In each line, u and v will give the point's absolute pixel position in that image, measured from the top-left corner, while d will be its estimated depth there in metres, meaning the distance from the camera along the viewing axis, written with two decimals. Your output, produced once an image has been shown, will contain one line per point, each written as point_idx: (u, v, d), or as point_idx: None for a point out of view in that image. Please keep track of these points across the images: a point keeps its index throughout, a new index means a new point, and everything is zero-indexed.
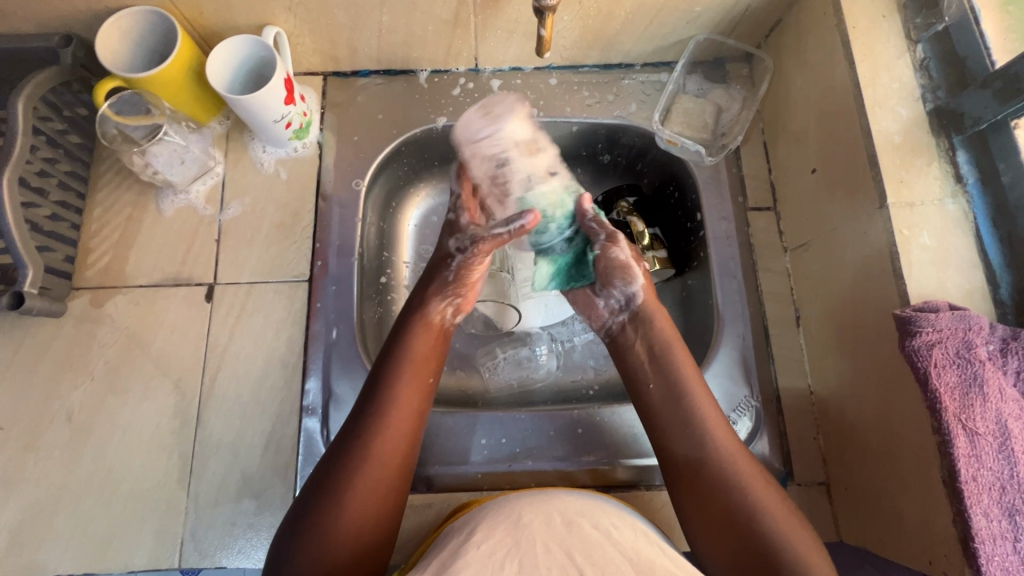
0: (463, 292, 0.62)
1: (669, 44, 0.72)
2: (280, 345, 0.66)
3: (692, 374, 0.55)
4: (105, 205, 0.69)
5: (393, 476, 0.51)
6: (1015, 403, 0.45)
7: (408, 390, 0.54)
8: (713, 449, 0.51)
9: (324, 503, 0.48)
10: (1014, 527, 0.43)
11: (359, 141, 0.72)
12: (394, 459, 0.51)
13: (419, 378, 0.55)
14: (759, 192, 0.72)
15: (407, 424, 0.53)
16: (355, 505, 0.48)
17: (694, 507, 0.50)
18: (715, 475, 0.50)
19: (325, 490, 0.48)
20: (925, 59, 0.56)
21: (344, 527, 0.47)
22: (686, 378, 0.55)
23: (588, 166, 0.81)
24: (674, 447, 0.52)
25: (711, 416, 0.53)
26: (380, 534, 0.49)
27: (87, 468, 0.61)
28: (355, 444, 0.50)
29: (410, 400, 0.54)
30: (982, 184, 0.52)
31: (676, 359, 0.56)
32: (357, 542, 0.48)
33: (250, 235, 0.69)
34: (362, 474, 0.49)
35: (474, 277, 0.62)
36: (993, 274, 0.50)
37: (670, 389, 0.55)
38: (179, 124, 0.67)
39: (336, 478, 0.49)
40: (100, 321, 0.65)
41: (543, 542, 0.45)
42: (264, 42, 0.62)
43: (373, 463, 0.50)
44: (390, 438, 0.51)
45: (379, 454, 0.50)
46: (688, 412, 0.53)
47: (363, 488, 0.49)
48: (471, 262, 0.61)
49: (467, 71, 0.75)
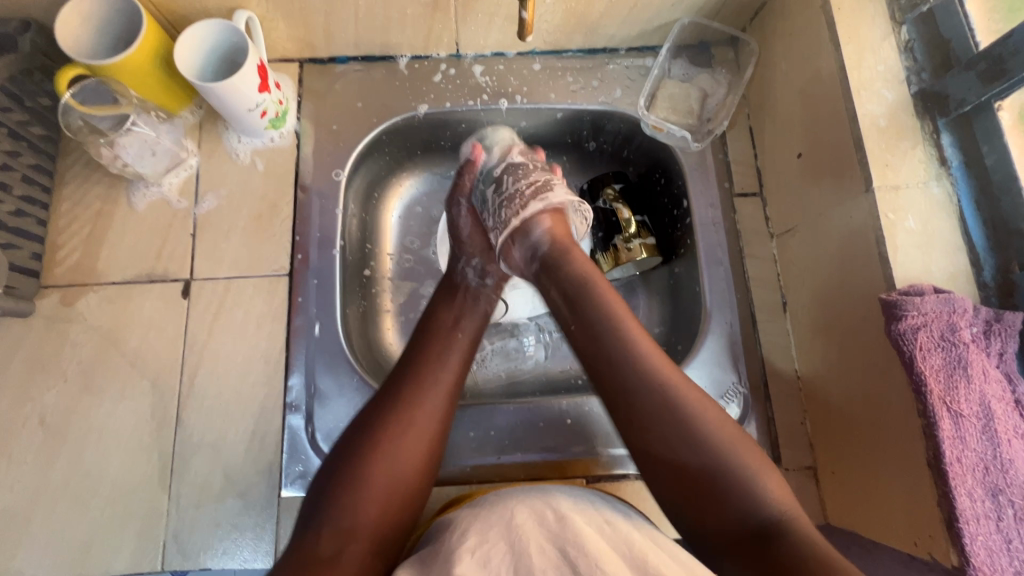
0: (470, 247, 0.66)
1: (653, 27, 0.71)
2: (261, 341, 0.64)
3: (658, 355, 0.52)
4: (73, 200, 0.66)
5: (428, 425, 0.51)
6: (997, 384, 0.45)
7: (442, 346, 0.56)
8: (695, 433, 0.48)
9: (361, 448, 0.49)
10: (996, 506, 0.43)
11: (338, 129, 0.70)
12: (431, 407, 0.52)
13: (451, 332, 0.58)
14: (746, 177, 0.72)
15: (445, 376, 0.54)
16: (395, 447, 0.49)
17: (665, 482, 0.48)
18: (705, 460, 0.47)
19: (363, 435, 0.49)
20: (910, 40, 0.56)
21: (378, 475, 0.48)
22: (650, 358, 0.51)
23: (574, 154, 0.80)
24: (658, 440, 0.49)
25: (685, 390, 0.50)
26: (417, 483, 0.50)
27: (62, 471, 0.59)
28: (392, 390, 0.52)
29: (445, 351, 0.56)
30: (966, 166, 0.52)
31: (636, 344, 0.52)
32: (389, 486, 0.48)
33: (228, 229, 0.67)
34: (402, 418, 0.50)
35: (463, 229, 0.67)
36: (977, 257, 0.50)
37: (634, 375, 0.50)
38: (148, 113, 0.63)
39: (372, 425, 0.50)
40: (72, 321, 0.63)
41: (535, 540, 0.45)
42: (235, 27, 0.59)
43: (409, 408, 0.51)
44: (429, 386, 0.53)
45: (416, 403, 0.52)
46: (662, 394, 0.49)
47: (398, 436, 0.50)
48: (456, 219, 0.68)
49: (449, 56, 0.73)
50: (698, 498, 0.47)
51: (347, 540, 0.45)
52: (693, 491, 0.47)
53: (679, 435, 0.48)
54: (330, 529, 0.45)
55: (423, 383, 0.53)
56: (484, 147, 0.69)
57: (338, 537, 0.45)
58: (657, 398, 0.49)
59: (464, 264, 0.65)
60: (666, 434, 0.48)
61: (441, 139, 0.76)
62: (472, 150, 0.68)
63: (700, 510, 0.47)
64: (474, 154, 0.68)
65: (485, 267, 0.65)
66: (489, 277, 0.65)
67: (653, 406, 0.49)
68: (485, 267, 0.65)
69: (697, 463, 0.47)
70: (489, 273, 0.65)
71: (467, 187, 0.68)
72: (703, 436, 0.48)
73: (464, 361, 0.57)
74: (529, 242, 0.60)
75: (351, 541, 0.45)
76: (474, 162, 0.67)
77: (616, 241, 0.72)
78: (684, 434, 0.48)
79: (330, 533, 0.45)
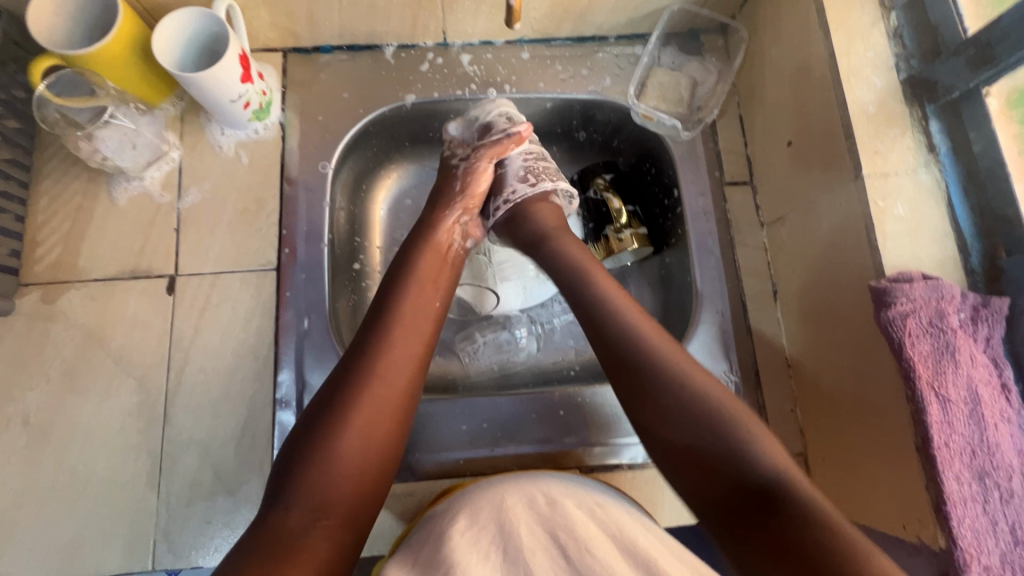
0: (470, 204, 0.65)
1: (642, 14, 0.70)
2: (249, 337, 0.63)
3: (656, 330, 0.54)
4: (52, 195, 0.64)
5: (399, 398, 0.50)
6: (985, 369, 0.46)
7: (411, 315, 0.54)
8: (697, 406, 0.49)
9: (327, 424, 0.47)
10: (983, 489, 0.44)
11: (324, 120, 0.69)
12: (398, 381, 0.51)
13: (425, 301, 0.56)
14: (736, 166, 0.71)
15: (416, 346, 0.53)
16: (363, 421, 0.48)
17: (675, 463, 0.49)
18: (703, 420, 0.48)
19: (328, 412, 0.48)
20: (899, 27, 0.55)
21: (349, 449, 0.47)
22: (649, 333, 0.53)
23: (564, 144, 0.79)
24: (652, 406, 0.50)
25: (684, 364, 0.51)
26: (386, 456, 0.49)
27: (48, 472, 0.58)
28: (358, 363, 0.50)
29: (417, 321, 0.54)
30: (954, 152, 0.52)
31: (633, 319, 0.54)
32: (357, 461, 0.47)
33: (212, 223, 0.65)
34: (368, 393, 0.49)
35: (480, 186, 0.66)
36: (965, 243, 0.50)
37: (634, 344, 0.53)
38: (127, 105, 0.62)
39: (341, 400, 0.48)
40: (54, 319, 0.61)
41: (527, 523, 0.45)
42: (215, 16, 0.58)
43: (374, 383, 0.49)
44: (399, 358, 0.52)
45: (383, 377, 0.50)
46: (647, 356, 0.52)
47: (367, 411, 0.48)
48: (473, 172, 0.65)
49: (436, 45, 0.71)
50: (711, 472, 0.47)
51: (315, 517, 0.45)
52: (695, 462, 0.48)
53: (675, 403, 0.49)
54: (298, 506, 0.44)
55: (393, 356, 0.51)
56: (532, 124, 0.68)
57: (308, 513, 0.44)
58: (650, 356, 0.52)
59: (456, 215, 0.63)
60: (670, 409, 0.49)
61: (430, 129, 0.75)
62: (516, 121, 0.66)
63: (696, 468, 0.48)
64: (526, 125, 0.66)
65: (470, 228, 0.65)
66: (470, 238, 0.65)
67: (653, 381, 0.51)
68: (469, 228, 0.65)
69: (687, 438, 0.48)
70: (470, 234, 0.65)
71: (505, 152, 0.66)
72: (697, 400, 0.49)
73: (434, 332, 0.55)
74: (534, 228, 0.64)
75: (323, 518, 0.45)
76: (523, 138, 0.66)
77: (608, 231, 0.71)
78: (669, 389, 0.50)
79: (299, 510, 0.44)
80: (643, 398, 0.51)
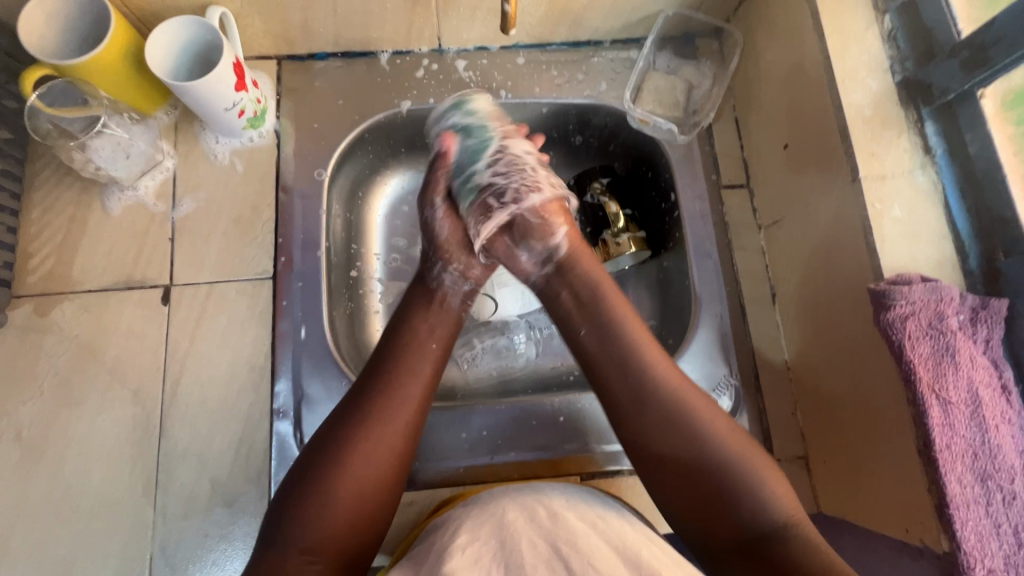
0: (447, 251, 0.59)
1: (638, 18, 0.70)
2: (245, 348, 0.62)
3: (652, 346, 0.52)
4: (44, 206, 0.64)
5: (399, 441, 0.49)
6: (985, 370, 0.46)
7: (416, 351, 0.53)
8: (702, 440, 0.48)
9: (326, 465, 0.47)
10: (985, 491, 0.44)
11: (319, 128, 0.69)
12: (401, 424, 0.50)
13: (428, 340, 0.55)
14: (732, 169, 0.72)
15: (418, 390, 0.52)
16: (363, 464, 0.47)
17: (662, 486, 0.49)
18: (705, 459, 0.47)
19: (328, 452, 0.47)
20: (893, 29, 0.56)
21: (345, 495, 0.46)
22: (654, 361, 0.51)
23: (559, 148, 0.79)
24: (659, 443, 0.49)
25: (690, 399, 0.49)
26: (385, 496, 0.49)
27: (42, 486, 0.57)
28: (360, 403, 0.50)
29: (421, 362, 0.53)
30: (950, 154, 0.52)
31: (643, 351, 0.52)
32: (355, 503, 0.47)
33: (208, 232, 0.65)
34: (369, 435, 0.48)
35: (444, 228, 0.59)
36: (962, 244, 0.50)
37: (638, 382, 0.50)
38: (120, 115, 0.61)
39: (338, 445, 0.48)
40: (47, 330, 0.61)
41: (528, 538, 0.45)
42: (208, 24, 0.58)
43: (376, 425, 0.49)
44: (399, 402, 0.50)
45: (386, 418, 0.49)
46: (648, 391, 0.50)
47: (366, 454, 0.48)
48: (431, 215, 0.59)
49: (431, 51, 0.71)
50: (718, 504, 0.46)
51: (310, 558, 0.44)
52: (699, 493, 0.47)
53: (678, 440, 0.48)
54: (292, 549, 0.44)
55: (394, 399, 0.50)
56: (456, 133, 0.60)
57: (300, 555, 0.44)
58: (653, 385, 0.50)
59: (440, 270, 0.59)
60: (670, 441, 0.48)
61: (426, 137, 0.75)
62: (444, 145, 0.59)
63: (710, 512, 0.47)
64: (446, 135, 0.59)
65: (465, 271, 0.60)
66: (467, 282, 0.60)
67: (650, 414, 0.49)
68: (467, 268, 0.60)
69: (692, 463, 0.48)
70: (471, 274, 0.60)
71: (441, 186, 0.59)
72: (704, 437, 0.48)
73: (435, 373, 0.54)
74: (540, 248, 0.57)
75: (317, 558, 0.44)
76: (447, 155, 0.59)
77: (605, 235, 0.71)
78: (676, 428, 0.48)
79: (294, 551, 0.44)
80: (649, 434, 0.49)
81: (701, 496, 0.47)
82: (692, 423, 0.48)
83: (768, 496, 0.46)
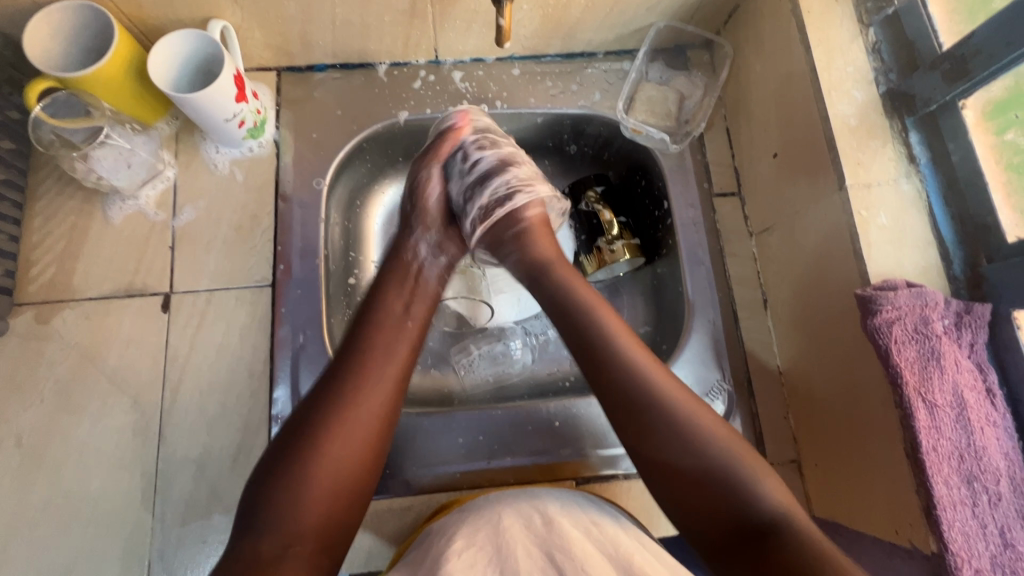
0: (428, 221, 0.66)
1: (631, 31, 0.72)
2: (245, 354, 0.63)
3: (654, 360, 0.54)
4: (46, 215, 0.65)
5: (374, 421, 0.50)
6: (969, 374, 0.47)
7: (388, 332, 0.55)
8: (686, 431, 0.49)
9: (302, 448, 0.47)
10: (972, 493, 0.45)
11: (318, 138, 0.70)
12: (376, 403, 0.51)
13: (400, 321, 0.56)
14: (724, 177, 0.73)
15: (392, 370, 0.53)
16: (339, 445, 0.48)
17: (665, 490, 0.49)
18: (708, 464, 0.48)
19: (304, 435, 0.48)
20: (877, 42, 0.57)
21: (322, 477, 0.47)
22: (638, 357, 0.53)
23: (554, 157, 0.80)
24: (661, 448, 0.49)
25: (689, 406, 0.51)
26: (363, 477, 0.49)
27: (40, 492, 0.58)
28: (335, 385, 0.51)
29: (395, 343, 0.54)
30: (934, 163, 0.53)
31: (640, 362, 0.53)
32: (333, 484, 0.47)
33: (207, 241, 0.66)
34: (344, 415, 0.49)
35: (430, 197, 0.66)
36: (947, 250, 0.52)
37: (639, 390, 0.51)
38: (122, 125, 0.63)
39: (314, 427, 0.48)
40: (48, 338, 0.61)
41: (523, 546, 0.46)
42: (210, 37, 0.59)
43: (350, 405, 0.50)
44: (374, 379, 0.52)
45: (361, 398, 0.50)
46: (655, 402, 0.50)
47: (343, 434, 0.48)
48: (425, 181, 0.66)
49: (428, 63, 0.73)
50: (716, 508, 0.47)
51: (288, 543, 0.44)
52: (700, 495, 0.47)
53: (677, 443, 0.49)
54: (270, 534, 0.44)
55: (368, 379, 0.51)
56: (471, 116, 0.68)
57: (279, 541, 0.44)
58: (657, 395, 0.51)
59: (419, 238, 0.65)
60: (671, 446, 0.49)
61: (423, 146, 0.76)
62: (458, 119, 0.67)
63: (704, 510, 0.47)
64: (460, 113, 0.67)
65: (439, 243, 0.66)
66: (443, 254, 0.66)
67: (654, 425, 0.50)
68: (439, 243, 0.66)
69: (694, 468, 0.48)
70: (443, 250, 0.66)
71: (444, 155, 0.67)
72: (707, 445, 0.49)
73: (412, 353, 0.55)
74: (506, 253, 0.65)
75: (296, 543, 0.44)
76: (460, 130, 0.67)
77: (600, 243, 0.72)
78: (679, 434, 0.49)
79: (271, 536, 0.44)
80: (651, 440, 0.50)
81: (700, 498, 0.47)
82: (689, 425, 0.49)
83: (754, 492, 0.47)
